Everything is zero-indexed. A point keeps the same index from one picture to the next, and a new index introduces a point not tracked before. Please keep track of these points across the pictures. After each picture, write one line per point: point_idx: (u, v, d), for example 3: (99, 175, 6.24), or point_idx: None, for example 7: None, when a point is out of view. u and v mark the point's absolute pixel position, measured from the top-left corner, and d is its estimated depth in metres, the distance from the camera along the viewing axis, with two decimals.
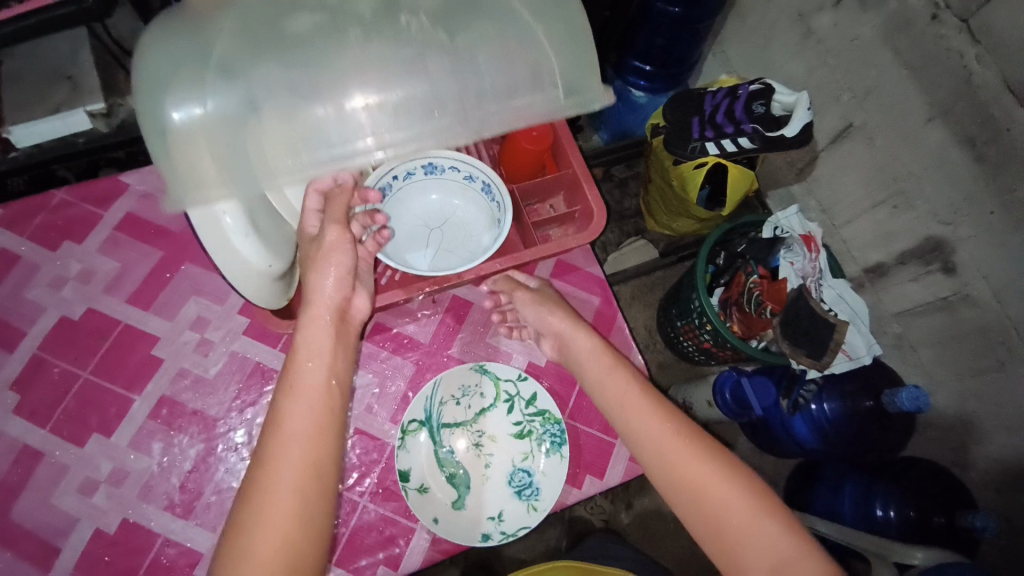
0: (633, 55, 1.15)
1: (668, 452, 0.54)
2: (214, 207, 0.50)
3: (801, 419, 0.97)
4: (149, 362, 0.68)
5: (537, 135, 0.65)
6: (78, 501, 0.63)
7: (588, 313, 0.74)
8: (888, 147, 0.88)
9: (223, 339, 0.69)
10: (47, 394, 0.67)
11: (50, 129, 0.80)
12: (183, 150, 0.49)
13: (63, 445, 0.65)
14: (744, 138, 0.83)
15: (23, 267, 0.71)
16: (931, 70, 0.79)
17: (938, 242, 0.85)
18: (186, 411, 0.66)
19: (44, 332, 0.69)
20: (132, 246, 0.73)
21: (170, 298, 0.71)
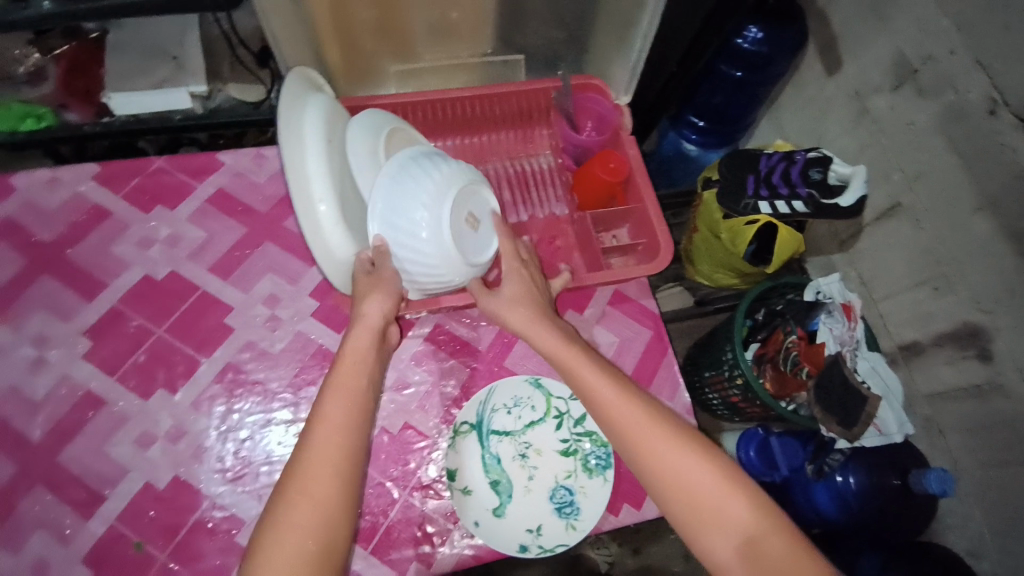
0: (691, 110, 1.22)
1: (642, 440, 0.53)
2: (312, 193, 0.54)
3: (824, 486, 0.97)
4: (220, 330, 0.71)
5: (614, 167, 0.69)
6: (132, 452, 0.65)
7: (638, 344, 0.75)
8: (934, 230, 0.91)
9: (292, 318, 0.72)
10: (119, 345, 0.69)
11: (150, 102, 0.85)
12: (289, 141, 0.54)
13: (126, 396, 0.67)
14: (799, 201, 0.86)
15: (112, 223, 0.75)
16: (983, 164, 0.82)
17: (976, 329, 0.86)
18: (247, 381, 0.69)
19: (127, 286, 0.72)
20: (219, 219, 0.76)
21: (247, 271, 0.74)
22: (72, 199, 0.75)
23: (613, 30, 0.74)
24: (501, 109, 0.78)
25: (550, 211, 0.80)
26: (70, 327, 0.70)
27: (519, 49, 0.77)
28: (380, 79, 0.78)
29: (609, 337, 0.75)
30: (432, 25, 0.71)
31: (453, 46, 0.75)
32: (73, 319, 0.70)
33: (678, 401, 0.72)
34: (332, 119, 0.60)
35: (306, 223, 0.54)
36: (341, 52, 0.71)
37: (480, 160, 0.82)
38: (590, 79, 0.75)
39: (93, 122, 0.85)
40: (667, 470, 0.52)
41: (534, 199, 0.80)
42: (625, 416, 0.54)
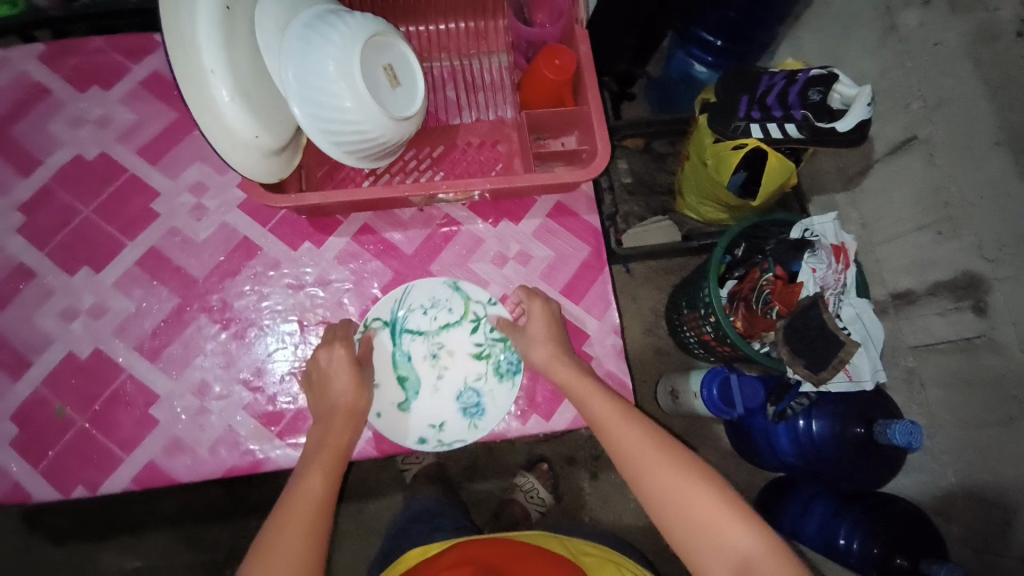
0: (702, 26, 1.11)
1: (643, 461, 0.59)
2: (202, 64, 0.50)
3: (784, 429, 0.94)
4: (143, 214, 0.74)
5: (561, 65, 0.63)
6: (57, 322, 0.71)
7: (575, 261, 0.77)
8: (947, 168, 0.82)
9: (218, 208, 0.75)
10: (49, 221, 0.74)
11: None
12: (175, 2, 0.49)
13: (53, 271, 0.73)
14: (792, 124, 0.78)
15: (49, 103, 0.76)
16: (1013, 90, 0.71)
17: (975, 278, 0.79)
18: (170, 267, 0.73)
19: (57, 165, 0.75)
20: (151, 103, 0.77)
21: (177, 158, 0.76)
22: (15, 75, 0.76)
23: None
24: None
25: (494, 114, 0.77)
26: (8, 202, 0.74)
27: None
28: None
29: (542, 251, 0.77)
30: None
31: None
32: (10, 194, 0.74)
33: (606, 320, 0.75)
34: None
35: (194, 97, 0.51)
36: None
37: (429, 54, 0.78)
38: None
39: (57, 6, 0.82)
40: (666, 490, 0.56)
41: (479, 102, 0.78)
42: (626, 439, 0.61)
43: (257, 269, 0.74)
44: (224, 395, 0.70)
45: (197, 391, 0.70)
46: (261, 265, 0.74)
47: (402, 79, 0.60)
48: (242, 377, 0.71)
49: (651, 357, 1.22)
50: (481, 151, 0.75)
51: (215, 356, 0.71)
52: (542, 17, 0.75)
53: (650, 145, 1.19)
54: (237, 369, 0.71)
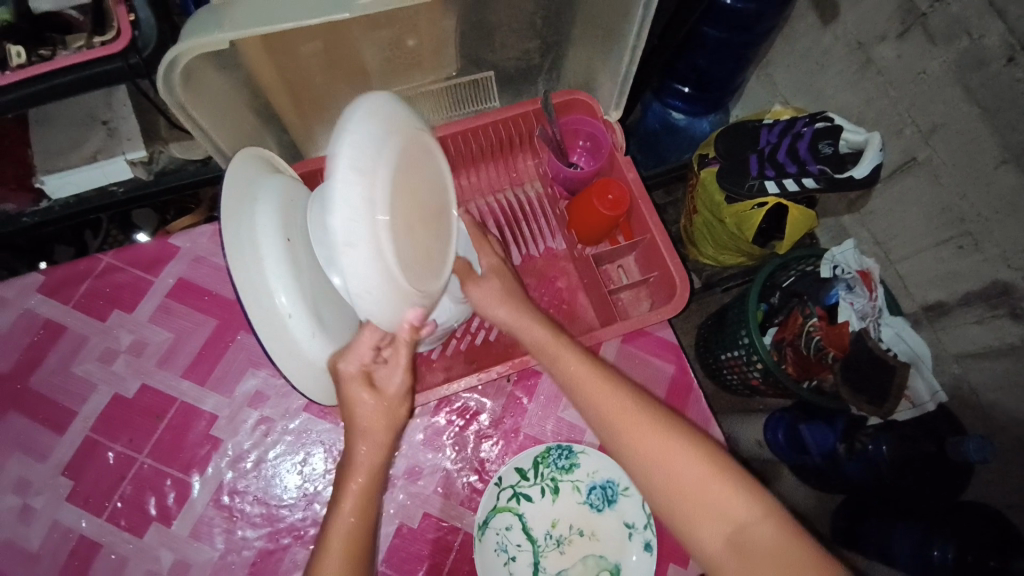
0: (675, 78, 1.15)
1: (662, 451, 0.50)
2: (277, 306, 0.52)
3: (857, 461, 0.94)
4: (207, 442, 0.68)
5: (614, 199, 0.60)
6: None
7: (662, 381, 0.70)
8: (956, 186, 0.84)
9: (283, 417, 0.69)
10: (101, 480, 0.67)
11: (86, 177, 0.74)
12: (238, 251, 0.50)
13: (122, 536, 0.65)
14: (809, 178, 0.79)
15: (71, 338, 0.71)
16: (1007, 114, 0.74)
17: (1006, 287, 0.81)
18: (247, 498, 0.67)
19: (95, 412, 0.69)
20: (187, 315, 0.72)
21: (226, 372, 0.71)
22: (21, 318, 0.72)
23: (592, 36, 0.61)
24: (478, 143, 0.68)
25: (545, 246, 0.71)
26: (50, 466, 0.67)
27: (490, 66, 0.63)
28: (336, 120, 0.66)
29: (627, 380, 0.71)
30: (384, 55, 0.59)
31: (423, 77, 0.63)
32: (51, 457, 0.68)
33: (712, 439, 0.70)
34: (290, 208, 0.55)
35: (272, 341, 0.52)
36: (294, 100, 0.61)
37: (462, 202, 0.72)
38: (575, 95, 0.65)
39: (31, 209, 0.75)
40: (648, 456, 0.51)
41: (527, 234, 0.70)
42: (639, 432, 0.52)
43: None
44: None
45: None
46: None
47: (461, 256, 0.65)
48: None
49: None
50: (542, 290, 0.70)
51: None
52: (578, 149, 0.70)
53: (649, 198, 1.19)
54: None
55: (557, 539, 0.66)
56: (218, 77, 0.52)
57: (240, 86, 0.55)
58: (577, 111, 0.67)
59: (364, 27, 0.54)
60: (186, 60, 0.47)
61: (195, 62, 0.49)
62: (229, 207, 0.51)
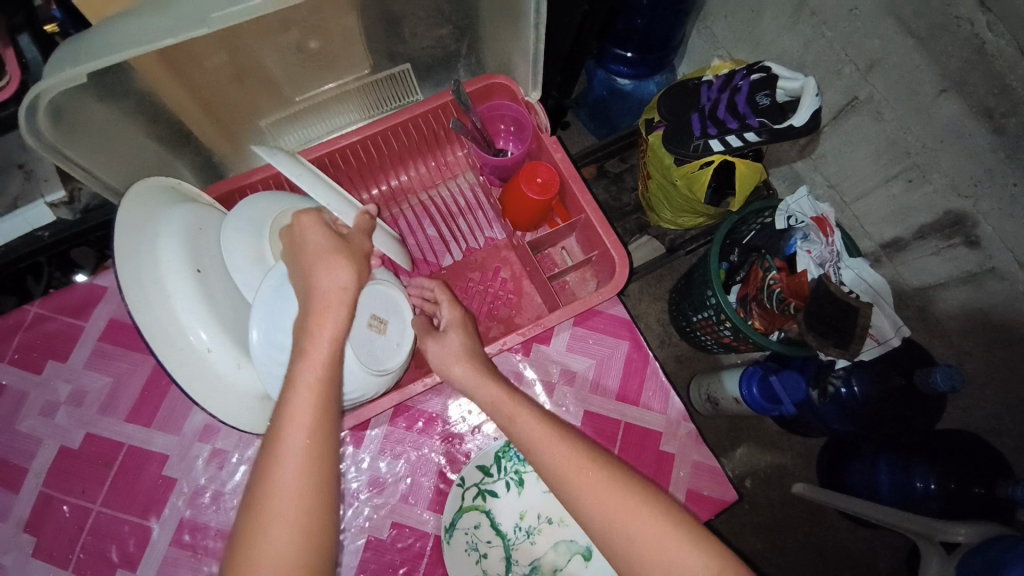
0: (614, 42, 1.11)
1: (606, 500, 0.49)
2: (194, 343, 0.53)
3: (832, 406, 0.95)
4: (162, 482, 0.64)
5: (543, 182, 0.58)
6: None
7: (618, 360, 0.71)
8: (900, 120, 0.83)
9: (237, 447, 0.66)
10: (60, 534, 0.63)
11: (8, 228, 0.68)
12: (141, 293, 0.50)
13: None
14: (751, 133, 0.78)
15: (9, 397, 0.67)
16: (943, 41, 0.74)
17: (958, 216, 0.82)
18: (210, 533, 0.63)
19: (45, 466, 0.65)
20: (122, 356, 0.69)
21: (170, 411, 0.67)
22: None
23: (501, 18, 0.57)
24: (399, 142, 0.65)
25: (484, 237, 0.71)
26: (9, 526, 0.63)
27: (405, 58, 0.61)
28: (254, 134, 0.63)
29: (583, 360, 0.71)
30: (289, 61, 0.55)
31: (334, 77, 0.60)
32: (9, 516, 0.64)
33: (672, 408, 0.69)
34: (202, 239, 0.55)
35: (190, 376, 0.53)
36: (210, 119, 0.58)
37: (396, 203, 0.72)
38: (492, 80, 0.61)
39: None
40: (612, 519, 0.49)
41: (463, 230, 0.72)
42: (582, 484, 0.50)
43: None
44: None
45: None
46: None
47: (390, 319, 0.61)
48: None
49: (674, 366, 1.23)
50: (486, 282, 0.69)
51: None
52: (503, 132, 0.67)
53: (604, 167, 1.16)
54: None
55: (526, 530, 0.66)
56: (100, 109, 0.49)
57: (133, 113, 0.51)
58: (498, 96, 0.64)
59: (261, 35, 0.51)
60: (52, 98, 0.43)
61: (64, 97, 0.45)
62: (124, 243, 0.50)
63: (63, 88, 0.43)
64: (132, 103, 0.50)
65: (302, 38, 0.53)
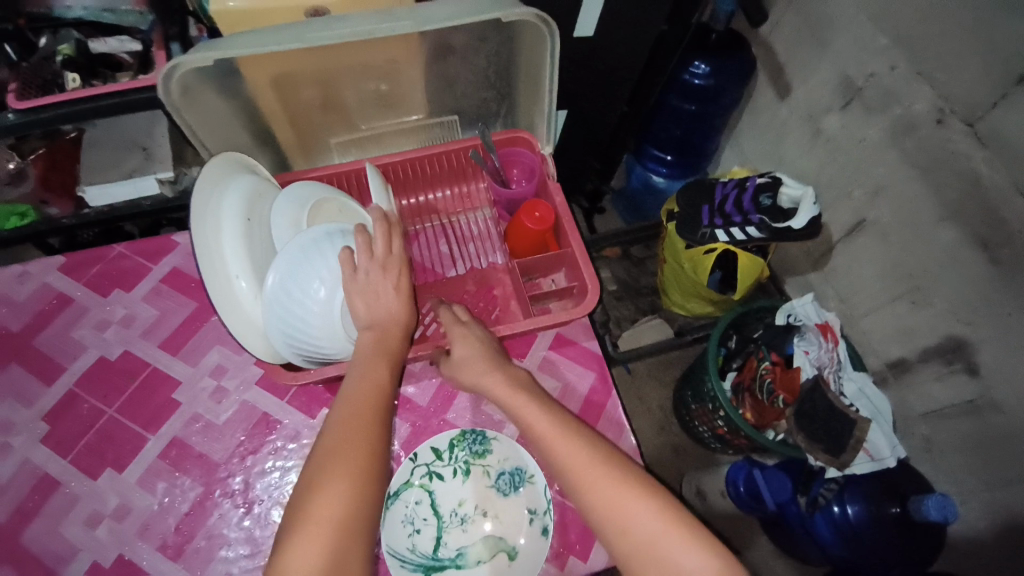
0: (652, 144, 1.25)
1: (590, 478, 0.48)
2: (229, 271, 0.50)
3: (821, 518, 0.90)
4: (165, 407, 0.60)
5: (541, 217, 0.64)
6: (82, 533, 0.54)
7: (582, 391, 0.65)
8: (903, 243, 0.88)
9: (238, 387, 0.61)
10: (71, 428, 0.59)
11: (119, 191, 0.82)
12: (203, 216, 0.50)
13: (79, 477, 0.56)
14: (752, 227, 0.86)
15: (74, 310, 0.65)
16: (942, 172, 0.79)
17: (960, 341, 0.82)
18: (193, 455, 0.57)
19: (83, 369, 0.61)
20: (173, 296, 0.66)
21: (197, 345, 0.63)
22: (38, 288, 0.66)
23: (532, 88, 0.70)
24: (429, 170, 0.71)
25: (487, 262, 0.72)
26: (32, 413, 0.59)
27: (453, 110, 0.75)
28: (321, 147, 0.76)
29: (552, 382, 0.65)
30: (362, 96, 0.70)
31: (396, 115, 0.75)
32: (34, 405, 0.60)
33: (624, 443, 0.62)
34: (259, 192, 0.56)
35: (222, 301, 0.49)
36: (293, 131, 0.72)
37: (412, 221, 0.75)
38: (517, 134, 0.71)
39: (70, 214, 0.83)
40: (604, 501, 0.47)
41: (471, 252, 0.73)
42: (576, 455, 0.49)
43: (279, 443, 0.58)
44: None
45: None
46: (282, 438, 0.58)
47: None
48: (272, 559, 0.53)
49: (670, 456, 1.20)
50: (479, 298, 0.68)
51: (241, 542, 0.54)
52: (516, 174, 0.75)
53: (628, 251, 1.26)
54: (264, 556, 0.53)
55: (461, 518, 0.58)
56: (213, 96, 0.62)
57: (237, 110, 0.65)
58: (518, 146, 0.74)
59: (348, 72, 0.66)
60: (181, 76, 0.56)
61: (189, 77, 0.57)
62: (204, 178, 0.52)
63: (191, 69, 0.56)
64: (240, 102, 0.64)
65: (374, 76, 0.67)
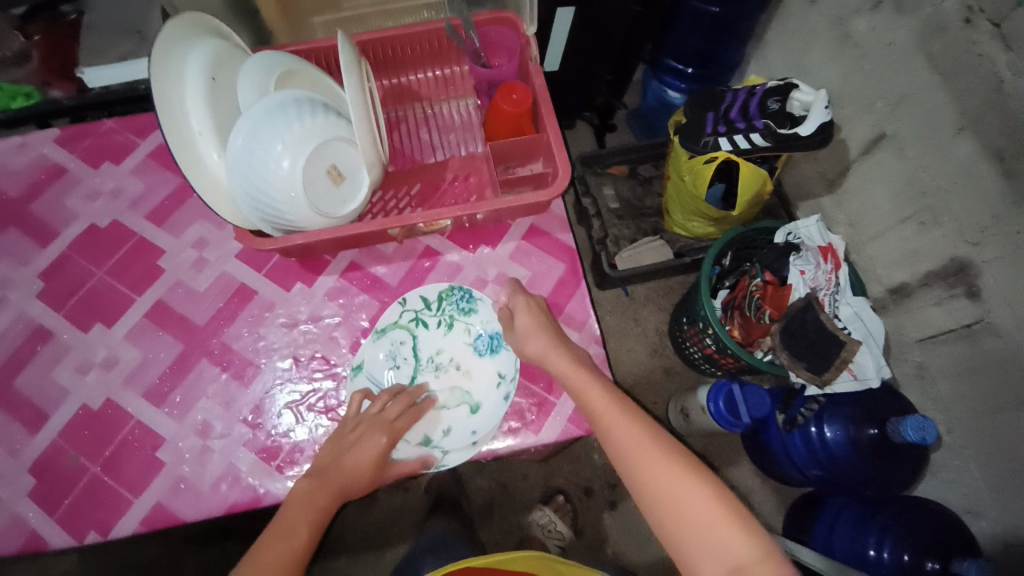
0: (670, 55, 1.18)
1: (643, 461, 0.51)
2: (190, 129, 0.52)
3: (799, 436, 0.93)
4: (150, 274, 0.64)
5: (517, 98, 0.63)
6: (72, 378, 0.61)
7: (550, 281, 0.66)
8: (919, 158, 0.82)
9: (217, 259, 0.65)
10: (68, 287, 0.64)
11: (117, 73, 0.81)
12: (163, 72, 0.51)
13: (69, 329, 0.63)
14: (756, 134, 0.83)
15: (66, 181, 0.68)
16: (965, 78, 0.73)
17: (963, 264, 0.78)
18: (173, 317, 0.63)
19: (75, 235, 0.66)
20: (158, 172, 0.69)
21: (181, 218, 0.67)
22: (33, 160, 0.69)
23: None
24: (407, 51, 0.69)
25: (467, 150, 0.73)
26: (29, 271, 0.65)
27: None
28: (306, 29, 0.74)
29: (520, 270, 0.66)
30: None
31: None
32: (31, 263, 0.65)
33: (586, 331, 0.64)
34: (224, 56, 0.56)
35: (183, 155, 0.51)
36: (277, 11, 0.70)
37: (395, 108, 0.74)
38: (500, 13, 0.68)
39: (71, 96, 0.83)
40: (655, 481, 0.50)
41: (451, 141, 0.73)
42: (628, 436, 0.52)
43: (254, 312, 0.63)
44: (229, 433, 0.59)
45: (202, 431, 0.59)
46: (257, 309, 0.63)
47: (348, 176, 0.56)
48: (248, 417, 0.59)
49: (660, 377, 1.22)
50: (455, 185, 0.69)
51: (217, 394, 0.60)
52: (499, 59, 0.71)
53: (636, 169, 1.21)
54: (240, 410, 0.59)
55: (436, 366, 0.63)
56: None
57: None
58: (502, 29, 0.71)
59: None
60: None
61: None
62: (166, 34, 0.52)
63: None
64: None
65: None
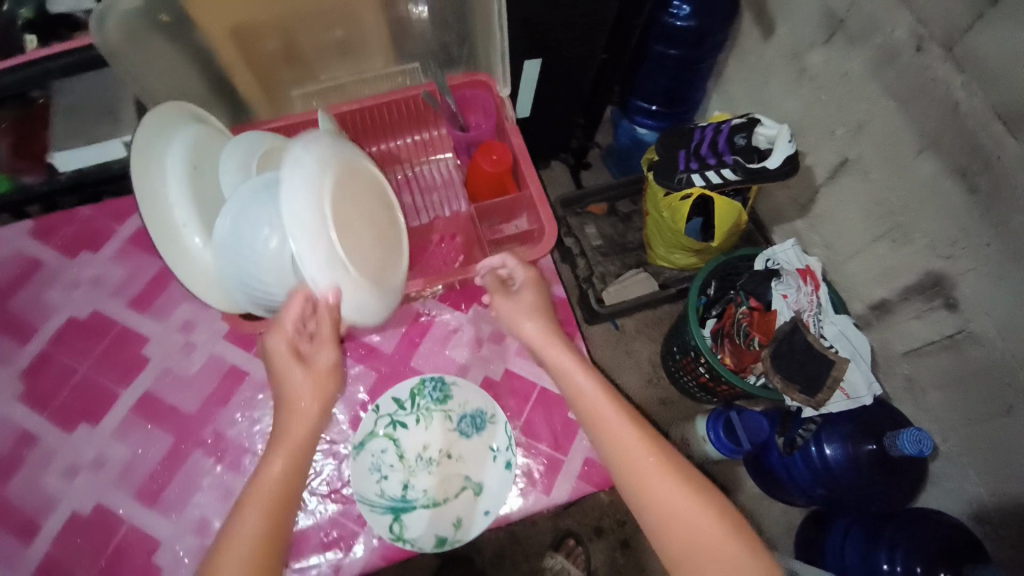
0: (638, 95, 1.23)
1: (649, 480, 0.48)
2: (174, 219, 0.52)
3: (800, 459, 0.93)
4: (137, 364, 0.63)
5: (497, 158, 0.64)
6: (60, 482, 0.58)
7: None
8: (885, 179, 0.86)
9: (207, 341, 0.64)
10: (51, 384, 0.62)
11: (93, 155, 0.81)
12: (144, 165, 0.51)
13: (53, 429, 0.60)
14: (727, 169, 0.85)
15: (44, 273, 0.66)
16: (920, 102, 0.77)
17: (938, 277, 0.81)
18: (164, 407, 0.61)
19: (56, 329, 0.64)
20: (141, 257, 0.68)
21: (167, 301, 0.66)
22: (9, 253, 0.67)
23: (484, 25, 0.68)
24: (385, 119, 0.70)
25: (450, 209, 0.74)
26: (8, 372, 0.62)
27: (412, 57, 0.74)
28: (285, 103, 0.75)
29: None
30: (317, 44, 0.69)
31: (356, 63, 0.73)
32: (11, 363, 0.62)
33: None
34: (205, 142, 0.57)
35: (169, 247, 0.51)
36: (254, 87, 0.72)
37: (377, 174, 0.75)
38: (473, 76, 0.70)
39: (43, 181, 0.82)
40: (660, 505, 0.48)
41: (434, 202, 0.74)
42: (633, 450, 0.49)
43: (248, 394, 0.61)
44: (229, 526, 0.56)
45: (201, 527, 0.56)
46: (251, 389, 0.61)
47: None
48: None
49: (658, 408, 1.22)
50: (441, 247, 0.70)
51: (215, 484, 0.58)
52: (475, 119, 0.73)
53: (614, 206, 1.24)
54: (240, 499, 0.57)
55: (427, 461, 0.61)
56: (163, 46, 0.61)
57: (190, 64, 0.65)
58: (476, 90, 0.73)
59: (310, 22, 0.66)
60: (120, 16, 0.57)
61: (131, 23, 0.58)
62: (147, 127, 0.53)
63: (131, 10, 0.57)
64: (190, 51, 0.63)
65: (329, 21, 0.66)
